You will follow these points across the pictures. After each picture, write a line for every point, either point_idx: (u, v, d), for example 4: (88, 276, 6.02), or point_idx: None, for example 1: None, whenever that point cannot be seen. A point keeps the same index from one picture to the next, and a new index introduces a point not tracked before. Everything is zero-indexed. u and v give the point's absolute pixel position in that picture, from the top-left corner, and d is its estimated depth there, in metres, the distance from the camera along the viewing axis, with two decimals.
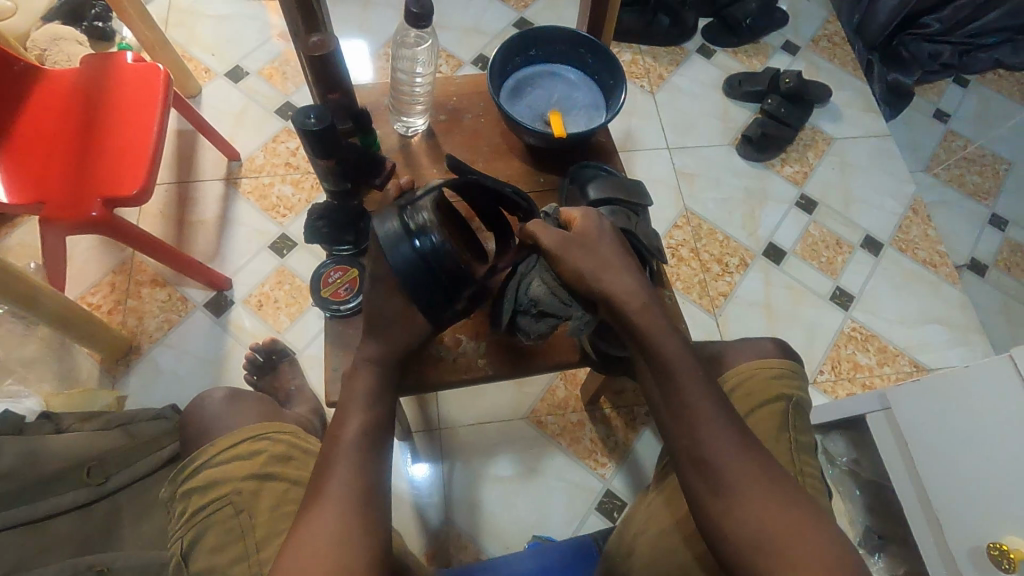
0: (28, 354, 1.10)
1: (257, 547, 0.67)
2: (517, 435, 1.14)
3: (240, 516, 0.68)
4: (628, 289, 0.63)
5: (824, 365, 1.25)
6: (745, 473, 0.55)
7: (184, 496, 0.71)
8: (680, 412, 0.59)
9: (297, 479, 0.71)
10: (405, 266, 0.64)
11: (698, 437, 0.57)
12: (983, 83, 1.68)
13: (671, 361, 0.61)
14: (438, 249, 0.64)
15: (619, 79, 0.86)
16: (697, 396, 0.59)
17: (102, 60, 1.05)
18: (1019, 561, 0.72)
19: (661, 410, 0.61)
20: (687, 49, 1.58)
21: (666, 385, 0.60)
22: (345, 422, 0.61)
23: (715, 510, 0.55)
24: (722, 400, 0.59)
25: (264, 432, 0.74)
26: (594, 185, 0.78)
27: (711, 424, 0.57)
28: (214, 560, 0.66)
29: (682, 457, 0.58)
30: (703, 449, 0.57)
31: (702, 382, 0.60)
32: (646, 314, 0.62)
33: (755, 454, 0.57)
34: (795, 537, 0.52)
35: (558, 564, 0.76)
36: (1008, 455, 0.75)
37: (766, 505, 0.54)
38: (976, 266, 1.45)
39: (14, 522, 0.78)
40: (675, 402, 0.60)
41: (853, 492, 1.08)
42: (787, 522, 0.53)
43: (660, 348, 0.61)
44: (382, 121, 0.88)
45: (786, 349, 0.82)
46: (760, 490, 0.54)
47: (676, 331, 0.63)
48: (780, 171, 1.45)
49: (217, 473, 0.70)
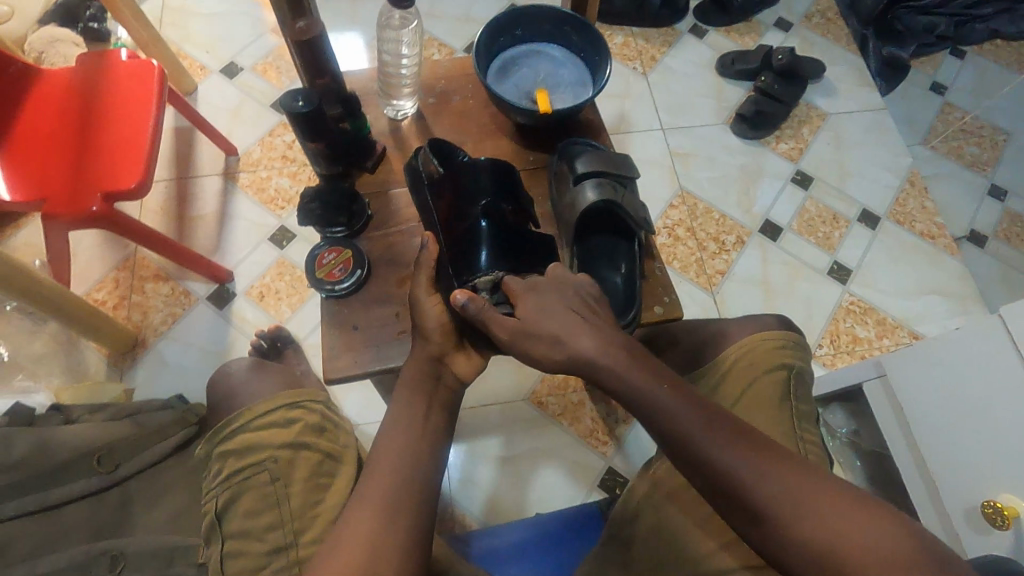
0: (38, 350, 1.13)
1: (292, 516, 0.69)
2: (519, 417, 1.15)
3: (277, 485, 0.70)
4: (601, 350, 0.57)
5: (824, 339, 1.26)
6: (781, 479, 0.51)
7: (221, 456, 0.72)
8: (701, 464, 0.53)
9: (330, 451, 0.74)
10: (329, 90, 0.80)
11: (718, 465, 0.53)
12: (981, 53, 1.67)
13: (673, 417, 0.55)
14: (353, 108, 0.80)
15: (604, 55, 0.88)
16: (707, 434, 0.54)
17: (97, 60, 1.06)
18: (1013, 517, 0.73)
19: (672, 454, 0.55)
20: (679, 30, 1.58)
21: (677, 447, 0.55)
22: (371, 480, 0.58)
23: (767, 535, 0.51)
24: (720, 419, 0.55)
25: (300, 399, 0.76)
26: (581, 159, 0.82)
27: (731, 454, 0.53)
28: (251, 524, 0.69)
29: (718, 499, 0.54)
30: (737, 483, 0.52)
31: (706, 421, 0.54)
32: (630, 372, 0.56)
33: (780, 455, 0.53)
34: (855, 530, 0.48)
35: (558, 531, 0.78)
36: (1002, 417, 0.77)
37: (817, 503, 0.50)
38: (975, 237, 1.44)
39: (19, 512, 0.76)
40: (692, 456, 0.54)
41: (854, 463, 1.05)
42: (840, 513, 0.49)
43: (646, 395, 0.56)
44: (372, 108, 0.90)
45: (791, 324, 0.78)
46: (808, 493, 0.51)
47: (659, 374, 0.57)
48: (775, 148, 1.45)
49: (255, 438, 0.72)
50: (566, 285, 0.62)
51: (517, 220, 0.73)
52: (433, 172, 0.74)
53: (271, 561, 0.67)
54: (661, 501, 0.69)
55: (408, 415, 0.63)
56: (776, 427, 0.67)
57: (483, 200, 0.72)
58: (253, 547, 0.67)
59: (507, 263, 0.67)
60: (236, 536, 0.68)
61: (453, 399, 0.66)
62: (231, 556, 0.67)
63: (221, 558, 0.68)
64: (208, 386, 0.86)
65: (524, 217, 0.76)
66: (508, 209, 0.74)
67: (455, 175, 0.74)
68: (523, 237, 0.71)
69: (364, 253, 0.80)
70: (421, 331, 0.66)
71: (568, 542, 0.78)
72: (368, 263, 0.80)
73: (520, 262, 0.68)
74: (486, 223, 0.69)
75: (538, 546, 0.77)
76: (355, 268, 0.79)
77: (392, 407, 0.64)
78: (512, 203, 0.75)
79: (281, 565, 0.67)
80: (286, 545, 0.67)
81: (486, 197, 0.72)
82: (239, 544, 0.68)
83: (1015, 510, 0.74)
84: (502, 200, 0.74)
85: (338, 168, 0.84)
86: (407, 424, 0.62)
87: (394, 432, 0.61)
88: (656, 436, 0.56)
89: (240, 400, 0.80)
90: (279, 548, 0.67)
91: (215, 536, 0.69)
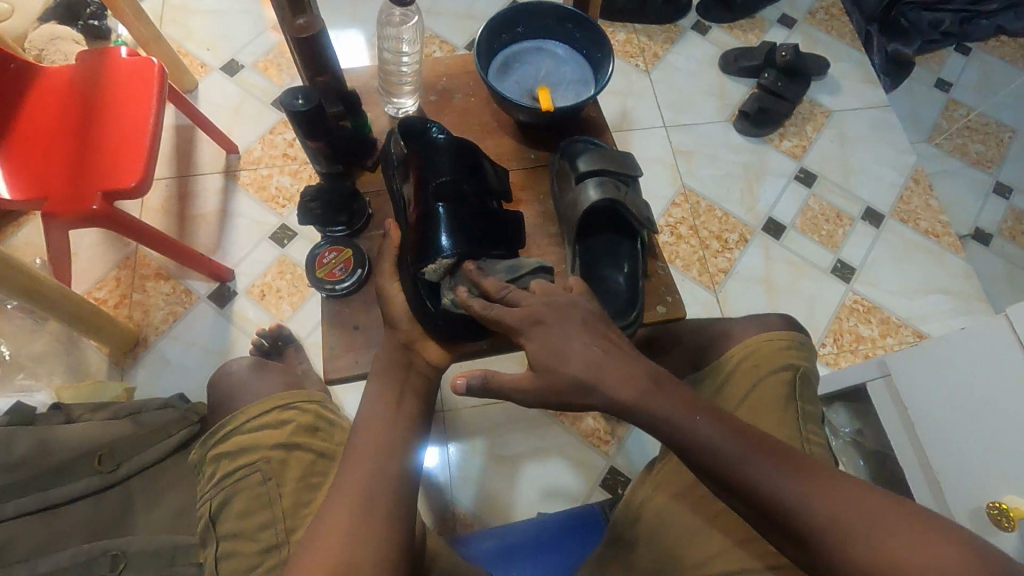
0: (38, 349, 1.13)
1: (284, 515, 0.68)
2: (520, 416, 1.15)
3: (268, 484, 0.70)
4: (629, 385, 0.54)
5: (827, 337, 1.25)
6: (828, 508, 0.49)
7: (214, 460, 0.72)
8: (744, 491, 0.51)
9: (324, 450, 0.73)
10: (328, 88, 0.79)
11: (763, 490, 0.51)
12: (986, 49, 1.65)
13: (710, 445, 0.53)
14: (353, 105, 0.80)
15: (606, 52, 0.87)
16: (750, 462, 0.52)
17: (97, 57, 1.06)
18: (1018, 519, 0.73)
19: (714, 482, 0.53)
20: (682, 27, 1.57)
21: (719, 477, 0.53)
22: (351, 470, 0.58)
23: (823, 564, 0.49)
24: (757, 442, 0.53)
25: (294, 399, 0.75)
26: (583, 157, 0.82)
27: (776, 484, 0.51)
28: (242, 524, 0.68)
29: (767, 527, 0.52)
30: (784, 512, 0.50)
31: (746, 448, 0.52)
32: (659, 400, 0.54)
33: (824, 475, 0.51)
34: (916, 553, 0.46)
35: (558, 532, 0.78)
36: (1008, 417, 0.76)
37: (874, 528, 0.48)
38: (979, 236, 1.43)
39: (20, 511, 0.75)
40: (735, 485, 0.52)
41: (857, 461, 1.03)
42: (899, 538, 0.47)
43: (678, 425, 0.53)
44: (373, 105, 0.89)
45: (796, 323, 0.77)
46: (860, 517, 0.48)
47: (689, 400, 0.55)
48: (779, 146, 1.44)
49: (248, 438, 0.72)
50: (565, 305, 0.58)
51: (481, 201, 0.72)
52: (400, 153, 0.77)
53: (263, 561, 0.67)
54: (663, 504, 0.69)
55: (384, 407, 0.63)
56: (782, 429, 0.66)
57: (443, 179, 0.71)
58: (247, 547, 0.67)
59: (470, 246, 0.66)
60: (230, 537, 0.69)
61: (425, 388, 0.67)
62: (225, 557, 0.68)
63: (216, 558, 0.68)
64: (208, 386, 0.86)
65: (488, 196, 0.75)
66: (471, 188, 0.72)
67: (415, 159, 0.73)
68: (487, 217, 0.70)
69: (365, 253, 0.80)
70: (390, 321, 0.69)
71: (568, 543, 0.78)
72: (368, 262, 0.80)
73: (484, 242, 0.68)
74: (445, 205, 0.68)
75: (538, 546, 0.76)
76: (356, 267, 0.78)
77: (365, 396, 0.64)
78: (477, 185, 0.74)
79: (272, 564, 0.66)
80: (277, 544, 0.67)
81: (445, 177, 0.71)
82: (232, 545, 0.68)
83: (1021, 511, 0.73)
84: (463, 178, 0.72)
85: (338, 166, 0.84)
86: (385, 414, 0.62)
87: (371, 421, 0.62)
88: (696, 468, 0.54)
89: (239, 401, 0.80)
90: (270, 547, 0.67)
91: (210, 537, 0.70)
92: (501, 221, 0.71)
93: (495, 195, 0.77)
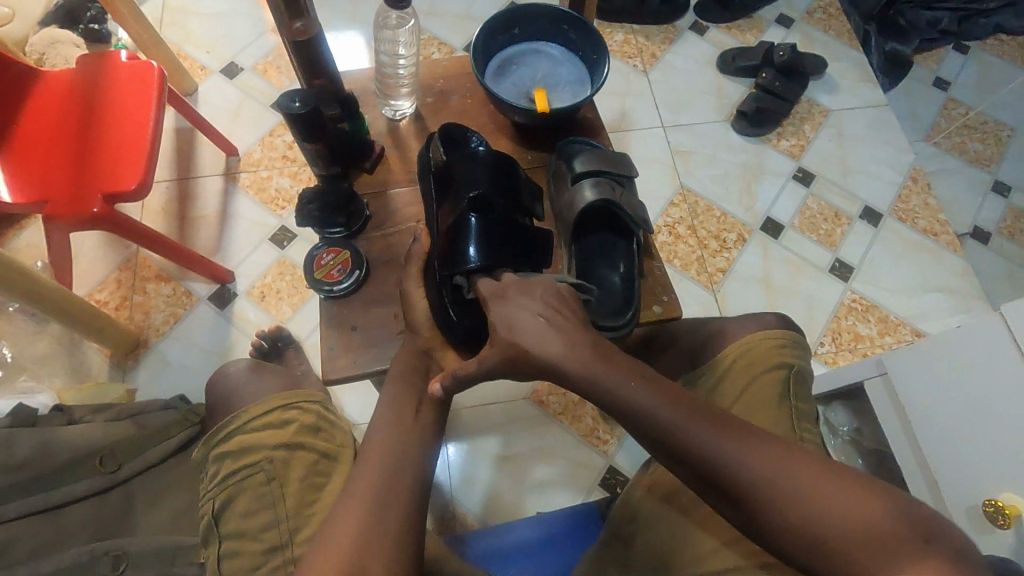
0: (40, 350, 1.14)
1: (288, 516, 0.69)
2: (519, 416, 1.15)
3: (272, 485, 0.70)
4: (570, 353, 0.55)
5: (826, 337, 1.25)
6: (764, 469, 0.50)
7: (216, 459, 0.73)
8: (682, 454, 0.52)
9: (325, 451, 0.74)
10: (326, 92, 0.80)
11: (700, 453, 0.52)
12: (985, 48, 1.65)
13: (647, 410, 0.54)
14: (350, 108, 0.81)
15: (602, 53, 0.87)
16: (689, 426, 0.53)
17: (98, 61, 1.06)
18: (1014, 516, 0.74)
19: (653, 447, 0.55)
20: (680, 27, 1.57)
21: (659, 442, 0.54)
22: (362, 471, 0.58)
23: (759, 523, 0.50)
24: (695, 407, 0.54)
25: (296, 400, 0.76)
26: (580, 158, 0.83)
27: (714, 446, 0.51)
28: (246, 524, 0.69)
29: (706, 490, 0.52)
30: (722, 473, 0.51)
31: (682, 413, 0.53)
32: (598, 368, 0.55)
33: (762, 438, 0.52)
34: (847, 512, 0.47)
35: (557, 531, 0.79)
36: (1003, 416, 0.77)
37: (805, 485, 0.49)
38: (978, 234, 1.44)
39: (27, 511, 0.77)
40: (673, 449, 0.53)
41: (857, 460, 1.05)
42: (829, 494, 0.48)
43: (616, 392, 0.55)
44: (370, 107, 0.90)
45: (791, 322, 0.78)
46: (794, 478, 0.49)
47: (628, 367, 0.56)
48: (777, 145, 1.44)
49: (251, 439, 0.72)
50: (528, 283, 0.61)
51: (513, 218, 0.72)
52: (437, 161, 0.77)
53: (268, 560, 0.68)
54: (660, 501, 0.70)
55: (394, 411, 0.64)
56: (777, 427, 0.67)
57: (475, 193, 0.71)
58: (250, 547, 0.68)
59: (497, 263, 0.66)
60: (233, 536, 0.69)
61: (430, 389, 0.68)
62: (229, 556, 0.68)
63: (219, 557, 0.69)
64: (208, 387, 0.86)
65: (521, 212, 0.75)
66: (505, 205, 0.72)
67: (453, 170, 0.73)
68: (518, 236, 0.70)
69: (363, 255, 0.80)
70: (411, 325, 0.72)
71: (567, 542, 0.78)
72: (366, 263, 0.80)
73: (513, 261, 0.68)
74: (477, 220, 0.68)
75: (536, 545, 0.77)
76: (354, 268, 0.79)
77: (379, 401, 0.65)
78: (512, 202, 0.74)
79: (278, 563, 0.67)
80: (282, 544, 0.68)
81: (479, 190, 0.71)
82: (236, 544, 0.69)
83: (1017, 509, 0.74)
84: (498, 194, 0.72)
85: (336, 169, 0.84)
86: (395, 415, 0.63)
87: (382, 427, 0.63)
88: (636, 433, 0.55)
89: (239, 402, 0.80)
90: (275, 547, 0.68)
91: (213, 537, 0.70)
92: (533, 241, 0.71)
93: (528, 209, 0.76)
